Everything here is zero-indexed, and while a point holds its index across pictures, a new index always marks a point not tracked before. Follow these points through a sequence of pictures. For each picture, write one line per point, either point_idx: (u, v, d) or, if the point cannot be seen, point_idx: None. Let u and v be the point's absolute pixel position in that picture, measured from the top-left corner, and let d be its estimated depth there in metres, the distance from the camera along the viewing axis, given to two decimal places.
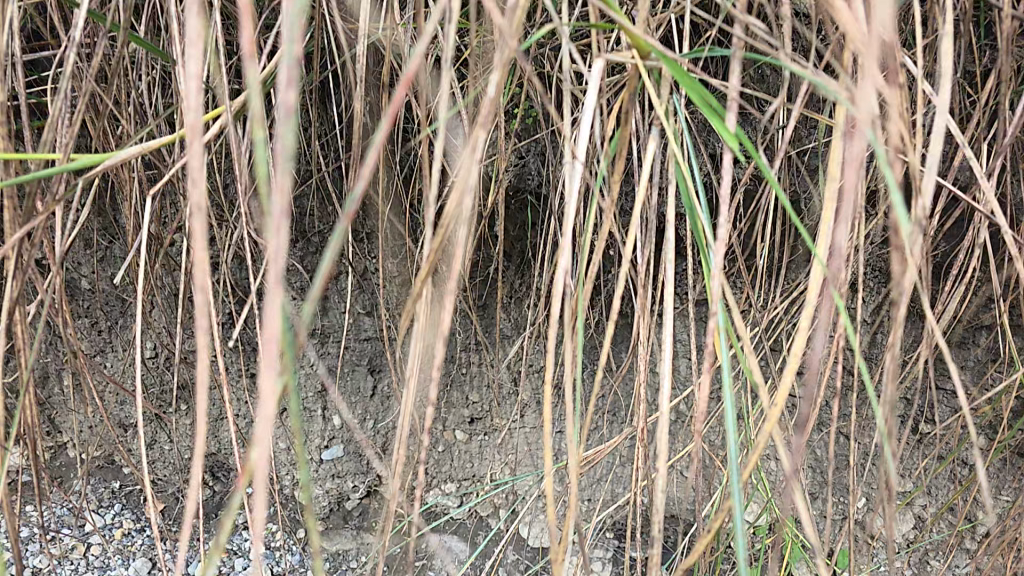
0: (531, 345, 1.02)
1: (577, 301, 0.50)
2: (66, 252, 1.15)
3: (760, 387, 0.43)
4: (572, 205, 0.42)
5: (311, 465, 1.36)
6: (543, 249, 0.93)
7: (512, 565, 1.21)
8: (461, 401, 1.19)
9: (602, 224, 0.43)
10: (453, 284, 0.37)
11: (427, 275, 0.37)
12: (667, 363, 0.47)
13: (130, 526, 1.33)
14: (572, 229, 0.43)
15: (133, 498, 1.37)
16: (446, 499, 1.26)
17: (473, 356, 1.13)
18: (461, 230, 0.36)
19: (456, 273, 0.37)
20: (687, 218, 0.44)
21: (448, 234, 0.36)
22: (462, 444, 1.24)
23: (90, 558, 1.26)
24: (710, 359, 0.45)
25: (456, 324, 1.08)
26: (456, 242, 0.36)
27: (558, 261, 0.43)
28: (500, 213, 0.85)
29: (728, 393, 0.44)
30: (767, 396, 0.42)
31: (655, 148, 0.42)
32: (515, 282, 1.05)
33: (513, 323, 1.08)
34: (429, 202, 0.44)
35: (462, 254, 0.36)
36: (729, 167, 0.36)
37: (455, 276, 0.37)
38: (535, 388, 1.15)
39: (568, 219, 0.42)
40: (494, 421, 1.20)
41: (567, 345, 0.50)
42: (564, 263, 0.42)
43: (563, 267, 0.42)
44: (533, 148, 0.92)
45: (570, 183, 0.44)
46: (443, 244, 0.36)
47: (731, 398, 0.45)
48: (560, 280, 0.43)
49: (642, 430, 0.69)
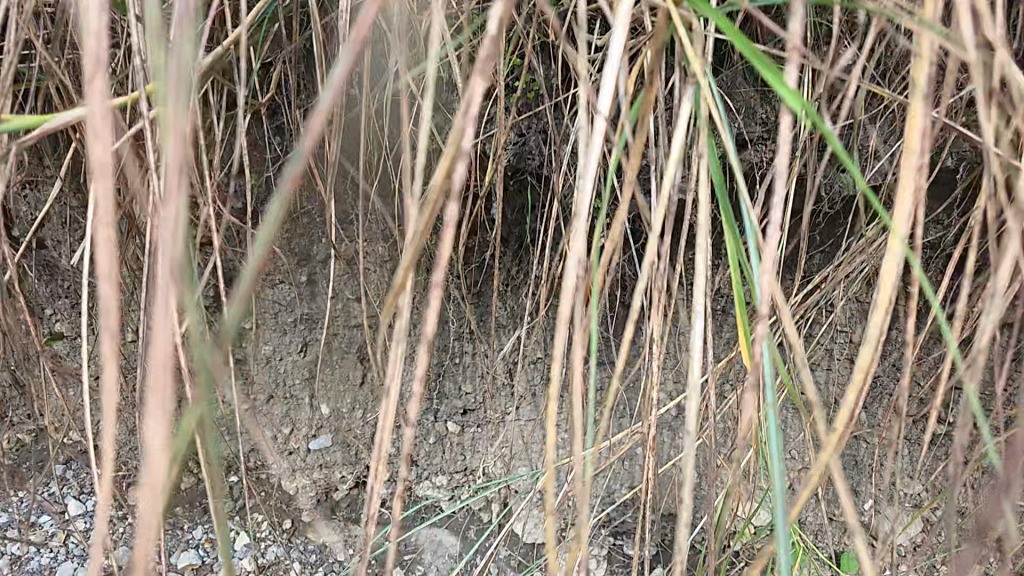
0: (528, 334, 0.96)
1: (586, 292, 0.45)
2: (42, 230, 1.07)
3: (814, 405, 0.36)
4: (587, 181, 0.37)
5: (298, 454, 1.32)
6: (543, 233, 0.87)
7: (503, 561, 1.16)
8: (454, 391, 1.14)
9: (621, 202, 0.37)
10: (438, 274, 0.31)
11: (409, 264, 0.31)
12: (696, 372, 0.40)
13: None
14: (587, 206, 0.37)
15: None
16: (437, 492, 1.21)
17: (467, 345, 1.08)
18: (452, 205, 0.29)
19: (445, 259, 0.30)
20: (720, 199, 0.38)
21: (434, 210, 0.30)
22: (454, 437, 1.19)
23: (70, 547, 1.21)
24: (750, 374, 0.38)
25: (451, 312, 1.02)
26: (444, 222, 0.29)
27: (569, 248, 0.37)
28: (498, 195, 0.79)
29: (771, 410, 0.38)
30: (822, 419, 0.36)
31: (688, 111, 0.36)
32: (513, 269, 0.99)
33: (510, 312, 1.03)
34: (419, 174, 0.38)
35: (453, 237, 0.30)
36: (782, 137, 0.31)
37: (439, 264, 0.30)
38: (531, 380, 1.09)
39: (580, 198, 0.36)
40: (487, 413, 1.15)
41: (576, 341, 0.44)
42: (575, 250, 0.36)
43: (574, 254, 0.36)
44: (535, 126, 0.86)
45: (583, 156, 0.39)
46: (426, 224, 0.30)
47: (776, 420, 0.38)
48: (570, 270, 0.37)
49: (650, 428, 0.63)
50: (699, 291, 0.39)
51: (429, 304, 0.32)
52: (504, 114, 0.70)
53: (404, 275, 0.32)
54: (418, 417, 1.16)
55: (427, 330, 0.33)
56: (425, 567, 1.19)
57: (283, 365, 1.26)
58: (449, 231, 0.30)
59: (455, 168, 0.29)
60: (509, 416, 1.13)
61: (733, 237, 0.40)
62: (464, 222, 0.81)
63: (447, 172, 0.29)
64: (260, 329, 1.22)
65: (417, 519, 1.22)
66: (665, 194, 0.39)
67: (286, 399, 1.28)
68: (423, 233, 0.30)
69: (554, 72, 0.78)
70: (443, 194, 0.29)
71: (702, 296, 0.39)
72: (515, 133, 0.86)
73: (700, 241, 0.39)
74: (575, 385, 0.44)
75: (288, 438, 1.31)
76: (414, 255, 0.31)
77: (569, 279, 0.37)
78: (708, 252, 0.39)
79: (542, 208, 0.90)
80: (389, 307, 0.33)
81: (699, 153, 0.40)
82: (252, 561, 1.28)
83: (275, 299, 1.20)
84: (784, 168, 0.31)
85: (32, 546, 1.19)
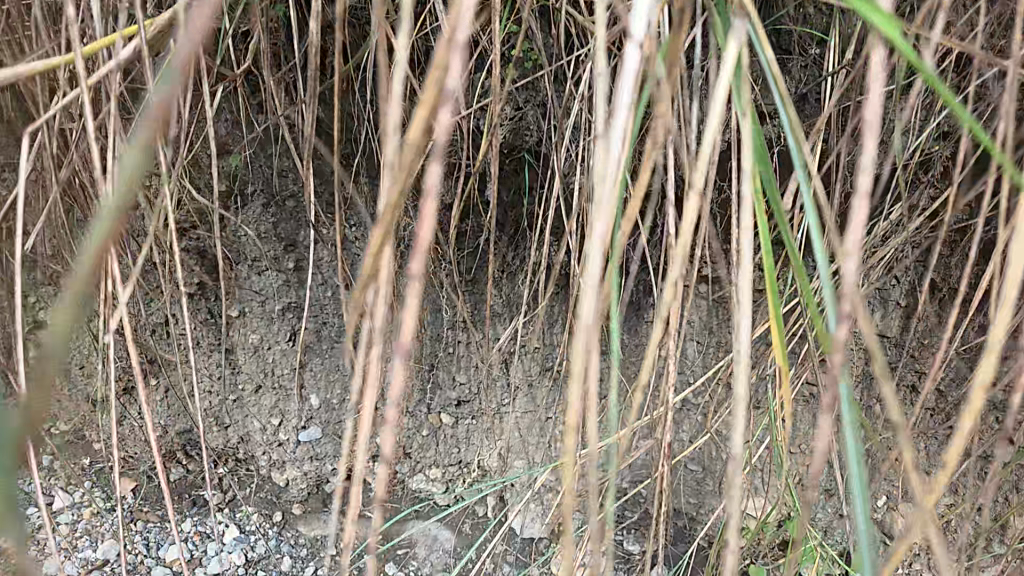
0: (525, 323, 0.91)
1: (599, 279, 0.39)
2: None
3: (898, 429, 0.29)
4: (614, 141, 0.29)
5: (287, 446, 1.27)
6: (541, 215, 0.81)
7: (500, 557, 1.11)
8: (448, 382, 1.09)
9: (647, 171, 0.31)
10: (412, 266, 0.25)
11: (380, 241, 0.25)
12: (745, 385, 0.33)
13: (96, 507, 1.21)
14: (608, 178, 0.31)
15: (104, 475, 1.26)
16: (430, 484, 1.16)
17: (461, 334, 1.03)
18: (433, 164, 0.23)
19: (423, 241, 0.24)
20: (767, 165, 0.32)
21: (411, 176, 0.24)
22: (449, 429, 1.13)
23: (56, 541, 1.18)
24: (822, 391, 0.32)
25: (442, 299, 0.97)
26: (425, 193, 0.23)
27: (590, 227, 0.30)
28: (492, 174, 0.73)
29: (850, 435, 0.32)
30: (903, 444, 0.30)
31: (735, 55, 0.30)
32: (510, 255, 0.93)
33: (506, 300, 0.97)
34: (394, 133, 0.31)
35: (435, 207, 0.23)
36: (873, 79, 0.24)
37: (415, 249, 0.24)
38: (528, 371, 1.04)
39: (604, 165, 0.29)
40: (482, 405, 1.10)
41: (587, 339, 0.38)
42: (599, 228, 0.29)
43: (597, 236, 0.29)
44: (532, 99, 0.79)
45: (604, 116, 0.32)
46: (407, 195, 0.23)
47: (856, 444, 0.32)
48: (594, 257, 0.29)
49: (660, 427, 0.59)
50: (743, 285, 0.32)
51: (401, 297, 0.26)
52: (500, 83, 0.63)
53: (375, 265, 0.26)
54: (410, 409, 1.11)
55: (407, 328, 0.26)
56: (420, 562, 1.14)
57: (270, 354, 1.20)
58: (430, 206, 0.24)
59: (439, 119, 0.22)
60: (505, 409, 1.07)
61: (778, 219, 0.34)
62: (456, 202, 0.74)
63: (427, 123, 0.22)
64: (246, 317, 1.15)
65: (411, 512, 1.18)
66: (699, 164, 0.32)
67: (275, 389, 1.22)
68: (393, 210, 0.24)
69: (553, 37, 0.72)
70: (423, 156, 0.23)
71: (746, 291, 0.32)
72: (510, 106, 0.79)
73: (745, 221, 0.32)
74: (586, 392, 0.38)
75: (277, 430, 1.26)
76: (386, 232, 0.25)
77: (594, 270, 0.29)
78: (757, 238, 0.32)
79: (541, 189, 0.84)
80: (355, 304, 0.27)
81: (738, 117, 0.33)
82: (241, 555, 1.24)
83: (259, 287, 1.13)
84: (879, 116, 0.24)
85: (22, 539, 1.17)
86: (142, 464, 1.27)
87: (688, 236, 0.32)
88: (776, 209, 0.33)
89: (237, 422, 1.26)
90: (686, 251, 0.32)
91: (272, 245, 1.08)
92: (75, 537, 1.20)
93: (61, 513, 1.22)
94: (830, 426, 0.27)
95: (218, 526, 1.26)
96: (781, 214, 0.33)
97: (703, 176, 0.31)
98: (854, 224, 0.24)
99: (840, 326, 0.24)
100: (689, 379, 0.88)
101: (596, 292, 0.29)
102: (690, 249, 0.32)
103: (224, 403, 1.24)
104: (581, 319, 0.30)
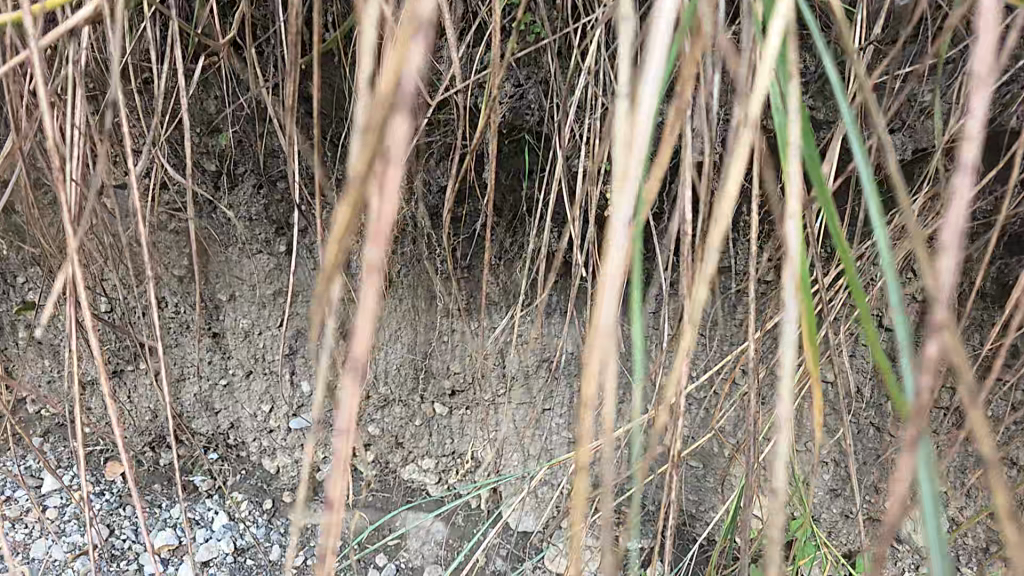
0: (524, 312, 0.87)
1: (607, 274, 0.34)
2: None
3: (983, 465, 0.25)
4: (643, 103, 0.25)
5: (278, 433, 1.23)
6: (542, 202, 0.77)
7: (495, 552, 1.07)
8: (441, 370, 1.04)
9: (670, 145, 0.27)
10: (370, 250, 0.20)
11: (346, 213, 0.20)
12: (789, 402, 0.28)
13: (85, 490, 1.19)
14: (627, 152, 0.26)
15: (95, 458, 1.24)
16: (424, 475, 1.13)
17: (455, 323, 0.98)
18: (401, 122, 0.19)
19: (386, 219, 0.20)
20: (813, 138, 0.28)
21: (378, 136, 0.20)
22: (442, 420, 1.09)
23: (44, 523, 1.15)
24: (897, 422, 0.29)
25: (438, 286, 0.93)
26: (388, 156, 0.19)
27: (613, 211, 0.25)
28: (491, 154, 0.68)
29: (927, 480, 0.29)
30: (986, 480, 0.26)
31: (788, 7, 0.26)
32: (508, 241, 0.88)
33: (503, 288, 0.93)
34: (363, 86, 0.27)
35: (401, 168, 0.19)
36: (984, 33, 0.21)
37: (377, 226, 0.20)
38: (525, 362, 1.00)
39: (633, 133, 0.25)
40: (476, 396, 1.05)
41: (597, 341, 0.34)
42: (624, 212, 0.24)
43: (621, 221, 0.25)
44: (534, 76, 0.73)
45: (624, 80, 0.28)
46: (368, 158, 0.19)
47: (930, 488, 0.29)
48: (616, 247, 0.25)
49: (672, 426, 0.55)
50: (789, 282, 0.27)
51: (363, 290, 0.22)
52: (500, 55, 0.58)
53: (340, 250, 0.22)
54: (403, 398, 1.08)
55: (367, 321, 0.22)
56: (411, 553, 1.11)
57: (260, 339, 1.15)
58: (394, 172, 0.19)
59: (410, 59, 0.18)
60: (500, 400, 1.03)
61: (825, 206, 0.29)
62: (451, 184, 0.70)
63: (398, 65, 0.18)
64: (237, 301, 1.11)
65: (404, 504, 1.15)
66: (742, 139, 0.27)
67: (265, 375, 1.18)
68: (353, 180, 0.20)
69: (557, 7, 0.67)
70: (388, 108, 0.19)
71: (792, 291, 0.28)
72: (509, 83, 0.74)
73: (789, 207, 0.28)
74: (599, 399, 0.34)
75: (268, 417, 1.22)
76: (352, 209, 0.21)
77: (615, 261, 0.24)
78: (801, 226, 0.28)
79: (542, 172, 0.79)
80: (319, 297, 0.23)
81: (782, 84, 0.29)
82: (229, 542, 1.20)
83: (248, 271, 1.08)
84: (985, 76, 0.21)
85: (8, 521, 1.14)
86: (135, 447, 1.24)
87: (722, 225, 0.27)
88: (822, 193, 0.28)
89: (229, 408, 1.22)
90: (720, 243, 0.28)
91: (261, 228, 1.04)
92: (64, 521, 1.16)
93: (49, 496, 1.19)
94: (908, 456, 0.23)
95: (207, 512, 1.23)
96: (827, 200, 0.29)
97: (740, 155, 0.27)
98: (953, 209, 0.20)
99: (932, 340, 0.20)
100: (697, 372, 0.84)
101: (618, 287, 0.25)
102: (724, 238, 0.27)
103: (215, 388, 1.20)
104: (598, 323, 0.25)
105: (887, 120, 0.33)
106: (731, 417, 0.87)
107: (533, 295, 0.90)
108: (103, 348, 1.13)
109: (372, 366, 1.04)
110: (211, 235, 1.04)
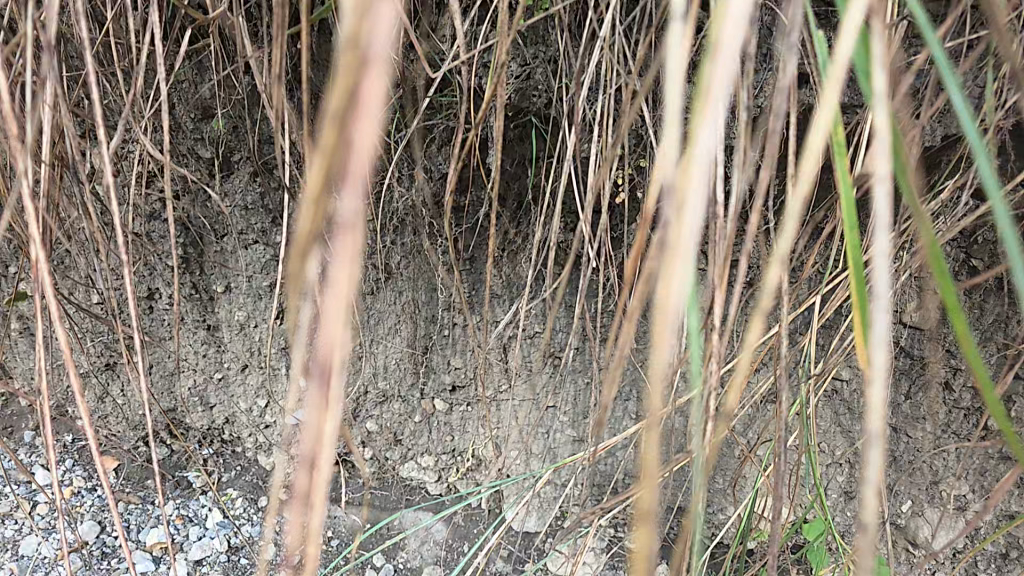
0: (529, 304, 0.83)
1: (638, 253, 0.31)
2: None
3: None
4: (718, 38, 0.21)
5: (273, 429, 1.19)
6: (550, 189, 0.73)
7: (500, 557, 1.04)
8: (442, 365, 1.00)
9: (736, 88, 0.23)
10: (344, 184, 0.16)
11: (327, 147, 0.17)
12: (879, 413, 0.24)
13: (76, 486, 1.15)
14: (683, 103, 0.23)
15: (86, 454, 1.20)
16: (423, 473, 1.09)
17: (457, 317, 0.94)
18: (385, 23, 0.16)
19: (367, 153, 0.17)
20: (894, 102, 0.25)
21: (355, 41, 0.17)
22: (442, 416, 1.06)
23: (34, 519, 1.11)
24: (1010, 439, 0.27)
25: (439, 277, 0.89)
26: (366, 63, 0.16)
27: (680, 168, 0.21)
28: (497, 134, 0.63)
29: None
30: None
31: None
32: (511, 231, 0.84)
33: (505, 282, 0.89)
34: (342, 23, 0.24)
35: (384, 79, 0.16)
36: None
37: (355, 160, 0.17)
38: (528, 357, 0.96)
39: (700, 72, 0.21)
40: (478, 392, 1.01)
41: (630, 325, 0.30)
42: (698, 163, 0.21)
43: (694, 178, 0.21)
44: (542, 55, 0.69)
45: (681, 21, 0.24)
46: (346, 69, 0.16)
47: None
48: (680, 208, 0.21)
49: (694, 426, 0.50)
50: (880, 264, 0.23)
51: (340, 252, 0.18)
52: (507, 25, 0.54)
53: (314, 202, 0.18)
54: (402, 394, 1.04)
55: (347, 285, 0.19)
56: (410, 553, 1.08)
57: (255, 333, 1.10)
58: (373, 85, 0.16)
59: None
60: (502, 397, 1.00)
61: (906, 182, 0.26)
62: (454, 166, 0.65)
63: None
64: (232, 292, 1.07)
65: (404, 505, 1.11)
66: (828, 95, 0.23)
67: (261, 369, 1.14)
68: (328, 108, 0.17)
69: None
70: (367, 4, 0.16)
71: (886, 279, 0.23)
72: (515, 62, 0.70)
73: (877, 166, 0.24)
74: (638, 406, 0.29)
75: (263, 412, 1.18)
76: (329, 145, 0.17)
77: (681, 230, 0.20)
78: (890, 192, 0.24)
79: (549, 158, 0.75)
80: (296, 266, 0.19)
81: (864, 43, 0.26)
82: (223, 541, 1.15)
83: (243, 261, 1.04)
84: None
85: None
86: (126, 442, 1.20)
87: (802, 192, 0.23)
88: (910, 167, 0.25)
89: (224, 402, 1.19)
90: (797, 212, 0.24)
91: (257, 217, 0.99)
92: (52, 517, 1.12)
93: (39, 492, 1.15)
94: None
95: (201, 509, 1.19)
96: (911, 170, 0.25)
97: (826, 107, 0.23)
98: None
99: None
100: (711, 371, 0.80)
101: (686, 263, 0.21)
102: (802, 211, 0.24)
103: (209, 381, 1.16)
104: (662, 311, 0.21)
105: (963, 93, 0.30)
106: (746, 416, 0.83)
107: (538, 289, 0.86)
108: (91, 340, 1.09)
109: (371, 361, 1.00)
110: (203, 223, 1.00)
